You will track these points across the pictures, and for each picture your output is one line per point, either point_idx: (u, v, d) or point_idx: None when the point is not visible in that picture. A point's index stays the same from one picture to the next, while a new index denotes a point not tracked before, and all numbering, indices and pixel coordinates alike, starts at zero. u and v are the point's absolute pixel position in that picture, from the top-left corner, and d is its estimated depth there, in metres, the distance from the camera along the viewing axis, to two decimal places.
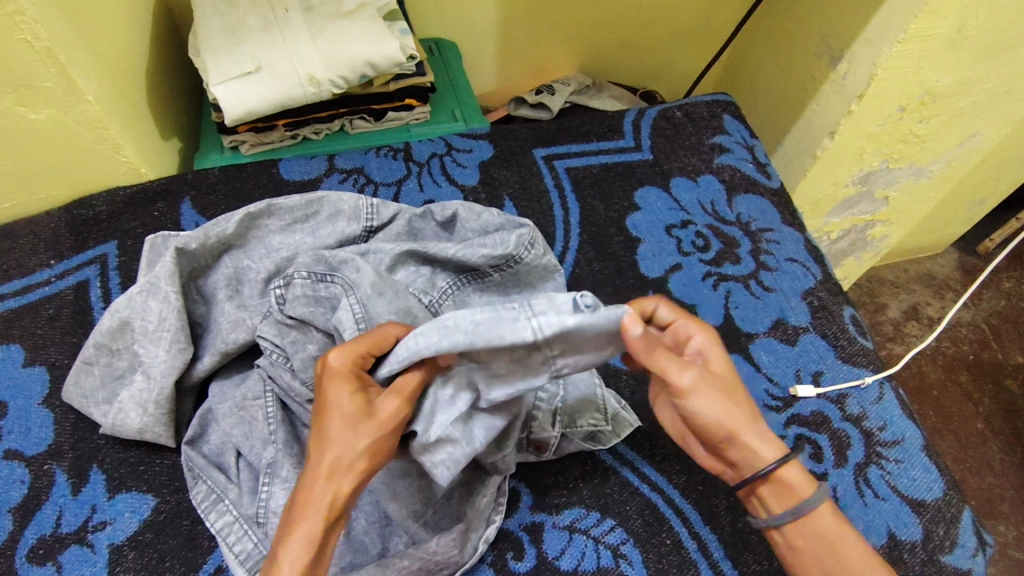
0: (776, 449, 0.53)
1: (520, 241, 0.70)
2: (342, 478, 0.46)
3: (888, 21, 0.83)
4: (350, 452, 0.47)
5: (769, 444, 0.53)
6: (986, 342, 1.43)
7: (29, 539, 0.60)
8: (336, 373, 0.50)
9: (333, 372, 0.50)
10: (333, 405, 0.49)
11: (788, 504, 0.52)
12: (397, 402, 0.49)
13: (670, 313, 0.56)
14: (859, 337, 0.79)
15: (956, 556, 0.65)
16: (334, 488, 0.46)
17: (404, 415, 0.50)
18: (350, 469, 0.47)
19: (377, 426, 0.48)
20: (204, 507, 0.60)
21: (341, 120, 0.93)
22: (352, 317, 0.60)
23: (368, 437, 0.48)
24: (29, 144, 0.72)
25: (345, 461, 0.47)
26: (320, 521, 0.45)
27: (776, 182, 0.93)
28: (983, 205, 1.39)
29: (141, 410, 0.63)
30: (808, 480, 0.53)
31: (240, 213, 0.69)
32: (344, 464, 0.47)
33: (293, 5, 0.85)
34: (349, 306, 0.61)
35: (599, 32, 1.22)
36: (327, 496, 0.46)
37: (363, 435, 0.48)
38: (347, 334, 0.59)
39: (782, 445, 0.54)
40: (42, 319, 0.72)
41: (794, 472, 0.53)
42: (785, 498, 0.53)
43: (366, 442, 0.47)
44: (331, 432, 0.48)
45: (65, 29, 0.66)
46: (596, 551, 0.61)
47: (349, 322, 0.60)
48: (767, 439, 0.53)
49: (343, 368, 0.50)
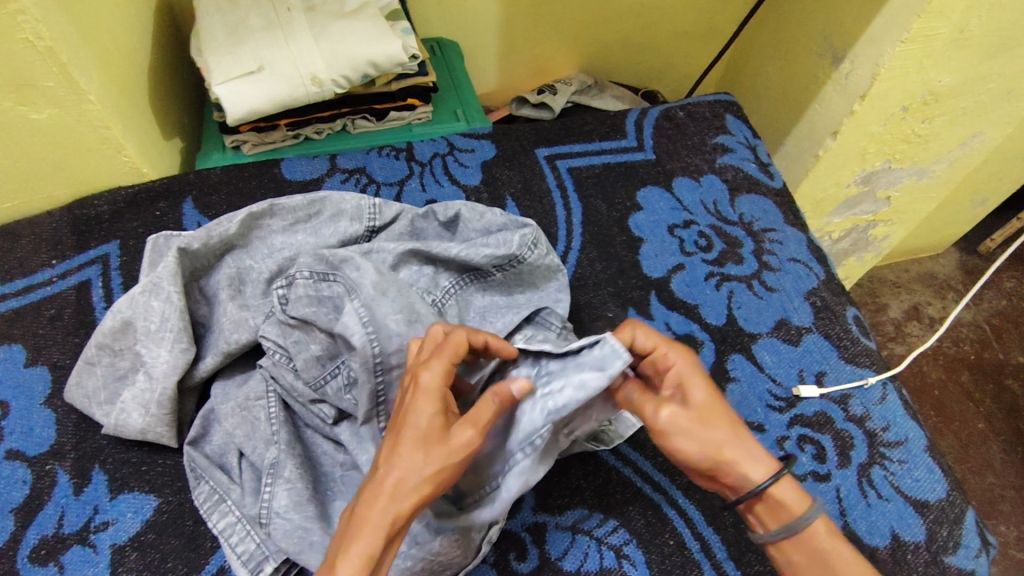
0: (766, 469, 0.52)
1: (524, 241, 0.70)
2: (405, 499, 0.45)
3: (891, 22, 0.82)
4: (417, 474, 0.46)
5: (759, 464, 0.52)
6: (987, 342, 1.43)
7: (30, 540, 0.60)
8: (425, 389, 0.49)
9: (424, 388, 0.49)
10: (413, 421, 0.48)
11: (783, 521, 0.52)
12: (470, 434, 0.48)
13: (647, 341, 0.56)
14: (862, 338, 0.79)
15: (959, 557, 0.64)
16: (396, 508, 0.45)
17: (476, 447, 0.48)
18: (416, 492, 0.45)
19: (447, 453, 0.47)
20: (206, 508, 0.60)
21: (343, 120, 0.92)
22: (359, 321, 0.59)
23: (436, 462, 0.46)
24: (29, 143, 0.72)
25: (412, 482, 0.45)
26: (378, 539, 0.44)
27: (778, 183, 0.93)
28: (984, 205, 1.39)
29: (143, 411, 0.62)
30: (803, 495, 0.52)
31: (241, 213, 0.69)
32: (408, 486, 0.45)
33: (295, 4, 0.85)
34: (354, 309, 0.60)
35: (601, 32, 1.22)
36: (388, 516, 0.44)
37: (434, 462, 0.46)
38: (355, 339, 0.58)
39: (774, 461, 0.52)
40: (43, 320, 0.72)
41: (788, 489, 0.52)
42: (780, 515, 0.52)
43: (434, 468, 0.46)
44: (403, 448, 0.47)
45: (67, 27, 0.65)
46: (599, 552, 0.61)
47: (356, 326, 0.59)
48: (754, 464, 0.51)
49: (433, 388, 0.49)
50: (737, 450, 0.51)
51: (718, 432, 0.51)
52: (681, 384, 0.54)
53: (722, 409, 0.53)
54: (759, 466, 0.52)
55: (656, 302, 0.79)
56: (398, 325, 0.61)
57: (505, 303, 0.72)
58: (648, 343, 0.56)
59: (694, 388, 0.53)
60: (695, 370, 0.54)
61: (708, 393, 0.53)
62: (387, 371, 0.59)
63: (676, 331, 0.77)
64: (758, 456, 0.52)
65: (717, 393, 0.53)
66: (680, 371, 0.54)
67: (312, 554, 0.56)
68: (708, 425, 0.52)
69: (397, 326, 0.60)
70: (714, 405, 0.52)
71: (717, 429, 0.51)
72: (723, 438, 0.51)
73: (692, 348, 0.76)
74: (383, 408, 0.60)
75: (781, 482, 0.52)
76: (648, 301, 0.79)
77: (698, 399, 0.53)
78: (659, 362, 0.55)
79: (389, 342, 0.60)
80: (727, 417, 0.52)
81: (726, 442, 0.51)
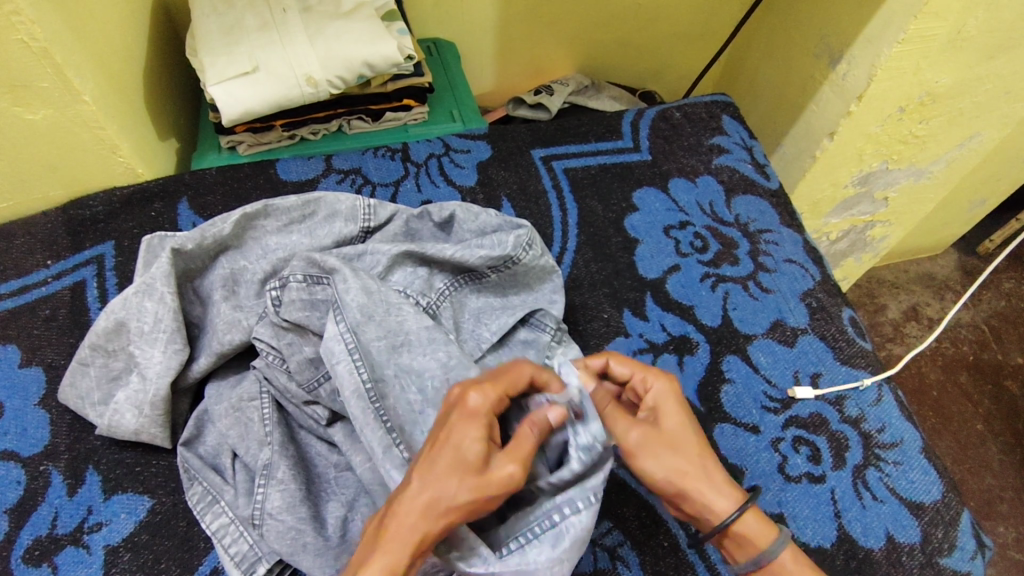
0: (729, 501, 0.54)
1: (518, 242, 0.71)
2: (433, 519, 0.46)
3: (887, 22, 0.82)
4: (452, 500, 0.46)
5: (722, 493, 0.54)
6: (986, 343, 1.43)
7: (24, 540, 0.60)
8: (469, 415, 0.49)
9: (470, 413, 0.49)
10: (458, 443, 0.48)
11: (751, 554, 0.53)
12: (514, 469, 0.47)
13: (626, 370, 0.59)
14: (858, 339, 0.79)
15: (954, 559, 0.64)
16: (425, 527, 0.45)
17: (514, 485, 0.48)
18: (445, 514, 0.46)
19: (484, 482, 0.47)
20: (199, 509, 0.60)
21: (338, 120, 0.92)
22: (343, 348, 0.59)
23: (471, 492, 0.46)
24: (24, 144, 0.72)
25: (442, 505, 0.46)
26: (403, 556, 0.44)
27: (774, 184, 0.93)
28: (983, 206, 1.38)
29: (137, 411, 0.62)
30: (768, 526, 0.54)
31: (237, 214, 0.69)
32: (440, 507, 0.46)
33: (291, 5, 0.85)
34: (338, 335, 0.60)
35: (598, 32, 1.22)
36: (417, 535, 0.45)
37: (469, 487, 0.46)
38: (342, 366, 0.59)
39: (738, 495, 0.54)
40: (38, 320, 0.72)
41: (752, 522, 0.54)
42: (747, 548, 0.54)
43: (467, 496, 0.46)
44: (440, 469, 0.47)
45: (63, 29, 0.65)
46: (594, 554, 0.61)
47: (337, 351, 0.59)
48: (715, 491, 0.54)
49: (477, 412, 0.49)
50: (697, 474, 0.54)
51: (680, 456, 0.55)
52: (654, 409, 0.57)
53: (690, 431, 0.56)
54: (721, 497, 0.54)
55: (652, 303, 0.79)
56: (381, 353, 0.60)
57: (500, 305, 0.72)
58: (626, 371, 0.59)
59: (666, 416, 0.56)
60: (672, 396, 0.57)
61: (678, 419, 0.56)
62: (381, 398, 0.58)
63: (671, 332, 0.77)
64: (720, 487, 0.54)
65: (685, 421, 0.56)
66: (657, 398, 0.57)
67: (304, 556, 0.56)
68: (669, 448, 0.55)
69: (379, 350, 0.60)
70: (679, 428, 0.56)
71: (676, 456, 0.55)
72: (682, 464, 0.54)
73: (688, 349, 0.76)
74: (397, 436, 0.57)
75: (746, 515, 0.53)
76: (644, 301, 0.79)
77: (668, 423, 0.56)
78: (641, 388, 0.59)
79: (376, 367, 0.60)
80: (693, 445, 0.55)
81: (687, 464, 0.54)
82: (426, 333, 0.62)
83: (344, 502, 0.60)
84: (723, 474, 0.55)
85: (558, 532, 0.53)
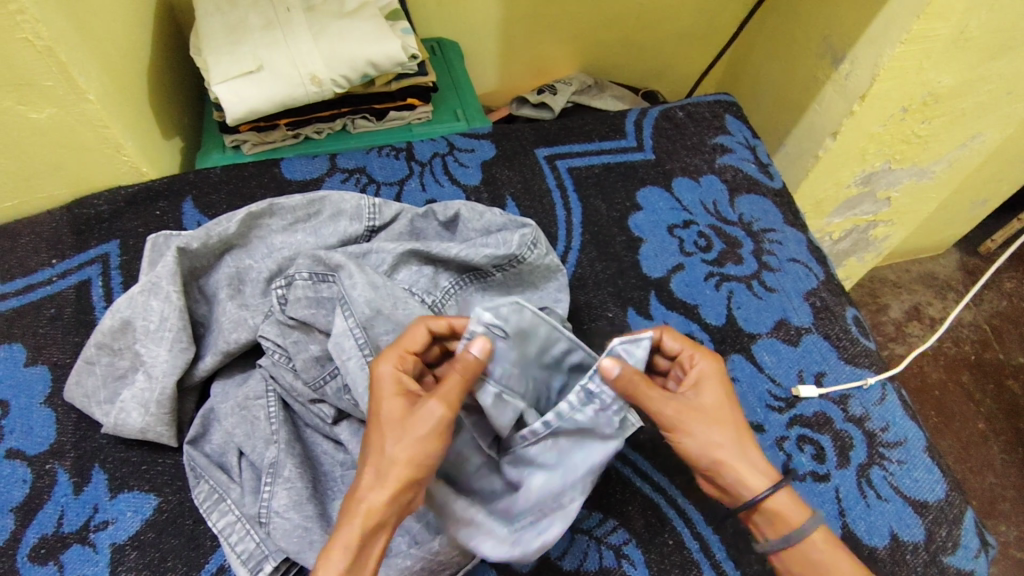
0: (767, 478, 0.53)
1: (523, 241, 0.71)
2: (381, 485, 0.47)
3: (890, 22, 0.82)
4: (389, 459, 0.48)
5: (757, 470, 0.53)
6: (988, 343, 1.43)
7: (30, 539, 0.60)
8: (383, 384, 0.52)
9: (383, 383, 0.52)
10: (381, 412, 0.50)
11: (782, 531, 0.53)
12: (437, 407, 0.49)
13: (676, 344, 0.59)
14: (862, 338, 0.79)
15: (958, 557, 0.64)
16: (374, 498, 0.47)
17: (440, 421, 0.49)
18: (388, 478, 0.47)
19: (413, 434, 0.48)
20: (206, 507, 0.60)
21: (343, 120, 0.92)
22: (354, 345, 0.59)
23: (403, 448, 0.48)
24: (28, 143, 0.72)
25: (381, 470, 0.48)
26: (359, 528, 0.46)
27: (777, 183, 0.93)
28: (984, 206, 1.38)
29: (143, 410, 0.62)
30: (801, 508, 0.53)
31: (242, 213, 0.69)
32: (382, 474, 0.48)
33: (294, 4, 0.85)
34: (349, 330, 0.60)
35: (601, 32, 1.22)
36: (365, 504, 0.47)
37: (401, 444, 0.48)
38: (352, 364, 0.59)
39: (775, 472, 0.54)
40: (43, 319, 0.72)
41: (788, 500, 0.53)
42: (779, 527, 0.53)
43: (399, 449, 0.48)
44: (375, 442, 0.49)
45: (67, 27, 0.65)
46: (599, 552, 0.62)
47: (346, 348, 0.59)
48: (751, 467, 0.53)
49: (388, 378, 0.52)
50: (732, 448, 0.54)
51: (717, 428, 0.54)
52: (697, 384, 0.57)
53: (727, 412, 0.55)
54: (757, 474, 0.53)
55: (656, 302, 0.79)
56: (389, 347, 0.61)
57: None
58: (675, 346, 0.59)
59: (706, 390, 0.56)
60: (714, 375, 0.57)
61: (719, 396, 0.56)
62: None
63: (676, 331, 0.77)
64: (755, 463, 0.54)
65: (729, 401, 0.56)
66: (698, 378, 0.57)
67: (312, 553, 0.56)
68: (707, 422, 0.54)
69: (388, 345, 0.61)
70: (722, 406, 0.55)
71: (717, 430, 0.54)
72: (718, 436, 0.54)
73: None
74: None
75: (780, 493, 0.53)
76: (648, 301, 0.79)
77: (706, 397, 0.56)
78: (686, 363, 0.59)
79: None
80: (732, 422, 0.55)
81: (725, 439, 0.54)
82: None
83: None
84: (760, 454, 0.54)
85: (566, 511, 0.56)
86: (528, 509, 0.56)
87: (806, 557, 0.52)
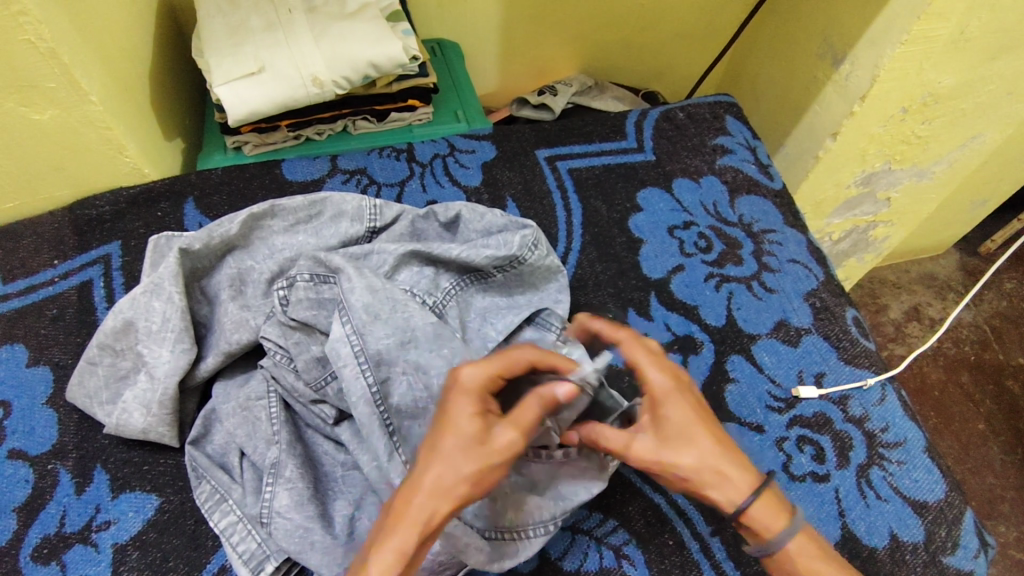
0: (740, 487, 0.50)
1: (524, 242, 0.71)
2: (443, 498, 0.44)
3: (891, 23, 0.83)
4: (459, 475, 0.45)
5: (731, 484, 0.50)
6: (988, 343, 1.43)
7: (33, 539, 0.60)
8: (462, 391, 0.49)
9: (461, 390, 0.49)
10: (454, 419, 0.47)
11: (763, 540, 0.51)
12: (511, 435, 0.47)
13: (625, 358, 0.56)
14: (862, 338, 0.79)
15: (957, 557, 0.65)
16: (434, 507, 0.44)
17: (516, 450, 0.47)
18: (452, 490, 0.45)
19: (488, 453, 0.46)
20: (207, 507, 0.60)
21: (344, 121, 0.93)
22: (350, 351, 0.59)
23: (474, 463, 0.45)
24: (30, 143, 0.72)
25: (447, 481, 0.45)
26: (412, 537, 0.43)
27: (777, 184, 0.93)
28: (984, 206, 1.39)
29: (145, 411, 0.62)
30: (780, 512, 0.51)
31: (243, 214, 0.69)
32: (445, 484, 0.45)
33: (296, 6, 0.85)
34: (345, 336, 0.60)
35: (601, 33, 1.22)
36: (425, 514, 0.44)
37: (474, 457, 0.46)
38: (346, 371, 0.59)
39: (751, 478, 0.51)
40: (45, 320, 0.72)
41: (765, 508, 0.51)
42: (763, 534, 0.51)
43: (472, 467, 0.45)
44: (443, 447, 0.46)
45: (69, 29, 0.66)
46: (599, 552, 0.62)
47: (344, 353, 0.60)
48: (724, 482, 0.51)
49: (469, 387, 0.49)
50: (701, 470, 0.51)
51: (683, 454, 0.51)
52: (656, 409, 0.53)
53: (692, 430, 0.51)
54: (730, 488, 0.50)
55: (656, 303, 0.79)
56: (388, 349, 0.60)
57: (505, 304, 0.72)
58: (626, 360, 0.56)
59: (666, 410, 0.52)
60: (670, 393, 0.53)
61: (681, 414, 0.52)
62: (387, 399, 0.59)
63: (676, 332, 0.77)
64: (728, 478, 0.51)
65: (694, 414, 0.52)
66: (655, 394, 0.53)
67: (313, 554, 0.56)
68: (673, 448, 0.51)
69: (388, 348, 0.60)
70: (688, 422, 0.52)
71: (684, 454, 0.51)
72: (688, 462, 0.51)
73: (692, 349, 0.76)
74: (399, 442, 0.58)
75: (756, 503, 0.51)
76: (648, 301, 0.79)
77: (668, 420, 0.52)
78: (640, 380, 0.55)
79: (383, 366, 0.60)
80: (699, 436, 0.51)
81: (690, 466, 0.51)
82: (433, 329, 0.62)
83: (351, 501, 0.60)
84: (733, 461, 0.51)
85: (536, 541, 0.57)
86: (517, 526, 0.57)
87: (784, 565, 0.51)
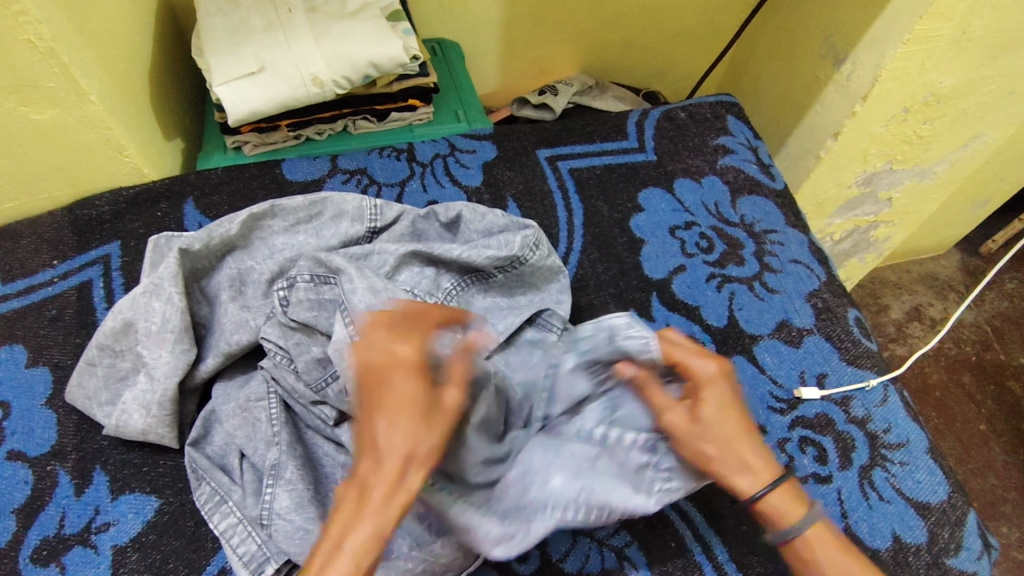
0: (762, 476, 0.54)
1: (525, 242, 0.71)
2: (415, 468, 0.45)
3: (893, 22, 0.82)
4: (424, 444, 0.46)
5: (751, 472, 0.54)
6: (989, 344, 1.42)
7: (32, 541, 0.60)
8: (409, 363, 0.49)
9: (406, 361, 0.49)
10: (406, 389, 0.47)
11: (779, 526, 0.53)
12: (459, 396, 0.49)
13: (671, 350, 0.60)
14: (864, 339, 0.79)
15: (960, 559, 0.64)
16: (405, 480, 0.44)
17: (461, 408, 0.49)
18: (422, 459, 0.45)
19: (443, 418, 0.47)
20: (207, 509, 0.60)
21: (344, 121, 0.92)
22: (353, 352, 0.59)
23: (437, 431, 0.46)
24: (29, 143, 0.72)
25: (413, 451, 0.45)
26: (395, 512, 0.43)
27: (779, 184, 0.93)
28: (986, 206, 1.38)
29: (144, 412, 0.62)
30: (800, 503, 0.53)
31: (243, 214, 0.69)
32: (415, 454, 0.45)
33: (296, 5, 0.85)
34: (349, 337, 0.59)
35: (602, 32, 1.22)
36: (404, 489, 0.44)
37: (433, 426, 0.46)
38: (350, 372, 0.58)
39: (773, 470, 0.55)
40: (44, 320, 0.72)
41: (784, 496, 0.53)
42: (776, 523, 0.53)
43: (438, 436, 0.46)
44: (399, 419, 0.46)
45: (68, 28, 0.65)
46: (600, 554, 0.62)
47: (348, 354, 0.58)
48: (745, 469, 0.54)
49: (411, 358, 0.49)
50: (727, 455, 0.55)
51: (713, 438, 0.55)
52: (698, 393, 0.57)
53: (726, 415, 0.56)
54: (749, 476, 0.54)
55: (657, 303, 0.79)
56: None
57: (507, 304, 0.72)
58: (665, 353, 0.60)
59: (705, 399, 0.57)
60: (715, 381, 0.57)
61: (719, 405, 0.56)
62: None
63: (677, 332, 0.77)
64: (748, 466, 0.54)
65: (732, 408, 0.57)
66: (697, 380, 0.58)
67: None
68: (705, 431, 0.55)
69: None
70: (725, 411, 0.56)
71: (714, 437, 0.55)
72: (714, 445, 0.55)
73: None
74: None
75: (775, 489, 0.54)
76: (650, 302, 0.79)
77: (706, 407, 0.56)
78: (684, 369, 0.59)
79: None
80: (732, 427, 0.55)
81: (717, 449, 0.55)
82: None
83: None
84: (760, 454, 0.55)
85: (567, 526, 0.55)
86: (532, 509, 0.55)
87: (801, 557, 0.52)
